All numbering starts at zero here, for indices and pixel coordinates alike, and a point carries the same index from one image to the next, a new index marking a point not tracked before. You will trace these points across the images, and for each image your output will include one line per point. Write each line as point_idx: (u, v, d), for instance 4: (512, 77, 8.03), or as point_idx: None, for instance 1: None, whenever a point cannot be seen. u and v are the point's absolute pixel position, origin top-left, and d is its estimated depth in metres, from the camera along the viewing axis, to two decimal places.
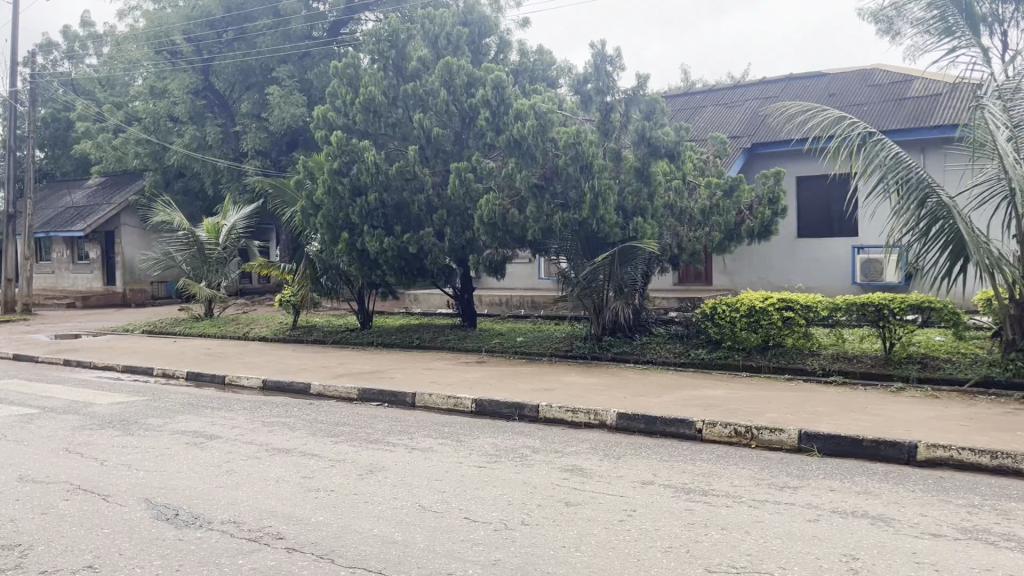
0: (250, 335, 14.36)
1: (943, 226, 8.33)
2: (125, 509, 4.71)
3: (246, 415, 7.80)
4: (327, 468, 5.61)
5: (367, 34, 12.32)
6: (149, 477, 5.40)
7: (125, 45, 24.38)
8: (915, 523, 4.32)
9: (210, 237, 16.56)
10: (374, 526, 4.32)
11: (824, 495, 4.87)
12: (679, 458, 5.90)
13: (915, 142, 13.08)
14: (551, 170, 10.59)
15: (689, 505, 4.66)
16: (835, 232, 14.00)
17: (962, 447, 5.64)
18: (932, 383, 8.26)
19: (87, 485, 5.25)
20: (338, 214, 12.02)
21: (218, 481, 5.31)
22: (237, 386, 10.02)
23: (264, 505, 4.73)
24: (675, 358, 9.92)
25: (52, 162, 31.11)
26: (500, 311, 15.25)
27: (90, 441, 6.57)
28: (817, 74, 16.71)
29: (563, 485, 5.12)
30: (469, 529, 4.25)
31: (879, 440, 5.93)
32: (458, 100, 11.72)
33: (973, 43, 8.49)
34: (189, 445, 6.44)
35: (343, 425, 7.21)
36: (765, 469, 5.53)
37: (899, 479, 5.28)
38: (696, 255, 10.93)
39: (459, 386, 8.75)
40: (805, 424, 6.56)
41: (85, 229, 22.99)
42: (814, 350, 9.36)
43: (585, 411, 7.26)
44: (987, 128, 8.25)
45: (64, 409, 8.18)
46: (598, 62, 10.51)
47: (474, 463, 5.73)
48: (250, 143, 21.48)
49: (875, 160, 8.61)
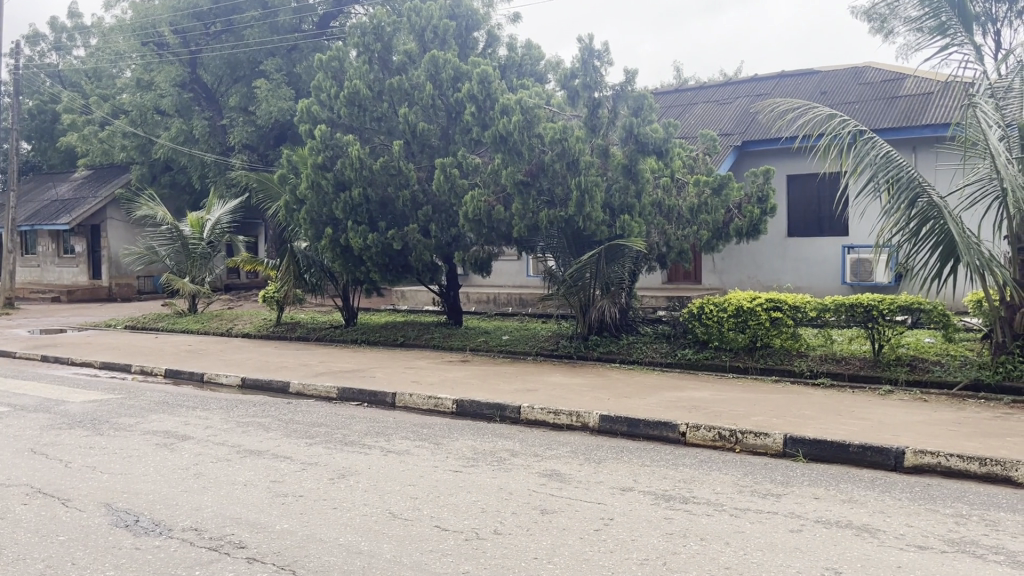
0: (233, 332, 14.18)
1: (932, 227, 8.18)
2: (84, 515, 4.53)
3: (221, 415, 7.62)
4: (298, 472, 5.43)
5: (353, 27, 12.13)
6: (113, 481, 5.22)
7: (112, 37, 24.09)
8: (901, 535, 4.18)
9: (194, 232, 16.29)
10: (340, 535, 4.16)
11: (808, 504, 4.73)
12: (660, 462, 5.76)
13: (906, 140, 13.00)
14: (537, 166, 10.38)
15: (668, 514, 4.50)
16: (826, 231, 13.85)
17: (950, 454, 5.49)
18: (920, 385, 8.15)
19: (48, 488, 5.07)
20: (322, 209, 11.83)
21: (184, 485, 5.13)
22: (215, 384, 9.83)
23: (229, 511, 4.56)
24: (661, 358, 9.79)
25: (39, 155, 30.79)
26: (488, 309, 15.12)
27: (57, 441, 6.39)
28: (809, 71, 16.56)
29: (540, 491, 4.97)
30: (440, 538, 4.09)
31: (866, 445, 5.79)
32: (444, 94, 11.56)
33: (966, 41, 8.38)
34: (159, 446, 6.27)
35: (319, 426, 7.04)
36: (748, 475, 5.38)
37: (885, 487, 5.14)
38: (684, 255, 10.71)
39: (441, 386, 8.58)
40: (791, 428, 6.41)
41: (70, 222, 22.66)
42: (802, 352, 9.23)
43: (567, 412, 7.11)
44: (979, 127, 8.15)
45: (35, 407, 7.97)
46: (586, 56, 10.31)
47: (451, 467, 5.57)
48: (237, 137, 21.25)
49: (865, 158, 8.49)
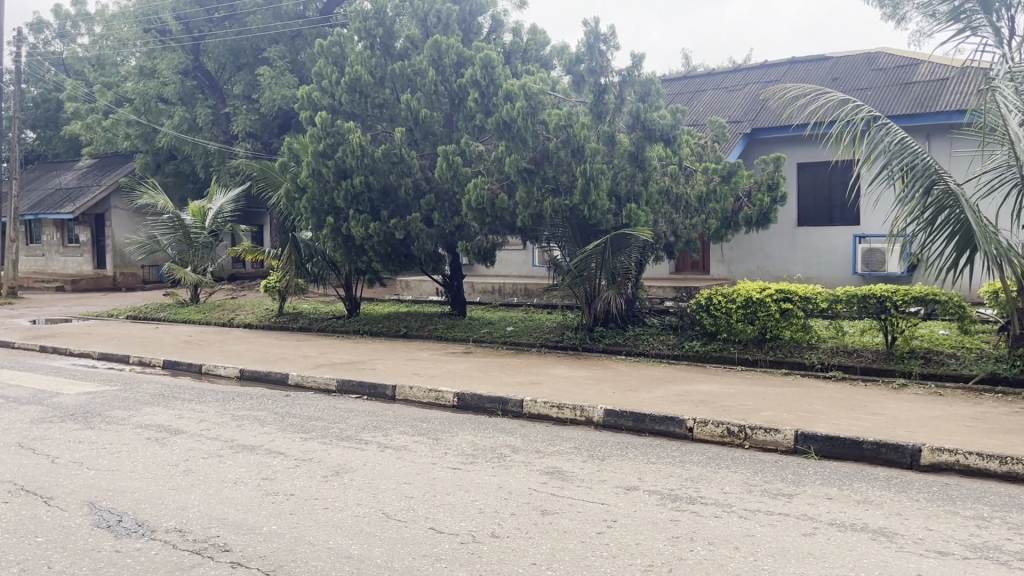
0: (235, 322, 14.02)
1: (948, 216, 7.95)
2: (65, 515, 4.35)
3: (217, 408, 7.44)
4: (290, 469, 5.25)
5: (354, 11, 11.84)
6: (100, 478, 5.03)
7: (114, 24, 23.71)
8: (920, 539, 3.96)
9: (195, 220, 16.04)
10: (330, 537, 3.97)
11: (821, 505, 4.51)
12: (667, 459, 5.56)
13: (919, 127, 12.69)
14: (542, 153, 10.20)
15: (674, 515, 4.31)
16: (837, 221, 13.60)
17: (969, 452, 5.26)
18: (935, 379, 7.91)
19: (31, 485, 4.89)
20: (323, 197, 11.59)
21: (172, 483, 4.95)
22: (213, 375, 9.66)
23: (216, 512, 4.37)
24: (669, 350, 9.57)
25: (44, 144, 30.72)
26: (492, 299, 14.91)
27: (46, 435, 6.21)
28: (820, 57, 16.26)
29: (541, 491, 4.76)
30: (434, 542, 3.90)
31: (880, 442, 5.56)
32: (447, 80, 11.31)
33: (984, 24, 8.07)
34: (150, 441, 6.08)
35: (316, 420, 6.85)
36: (758, 473, 5.18)
37: (902, 486, 4.92)
38: (692, 244, 10.53)
39: (442, 378, 8.38)
40: (802, 423, 6.20)
41: (73, 211, 22.46)
42: (812, 344, 9.01)
43: (570, 406, 6.89)
44: (998, 112, 7.88)
45: (27, 399, 7.79)
46: (592, 40, 10.02)
47: (449, 464, 5.37)
48: (241, 126, 21.08)
49: (879, 146, 8.20)
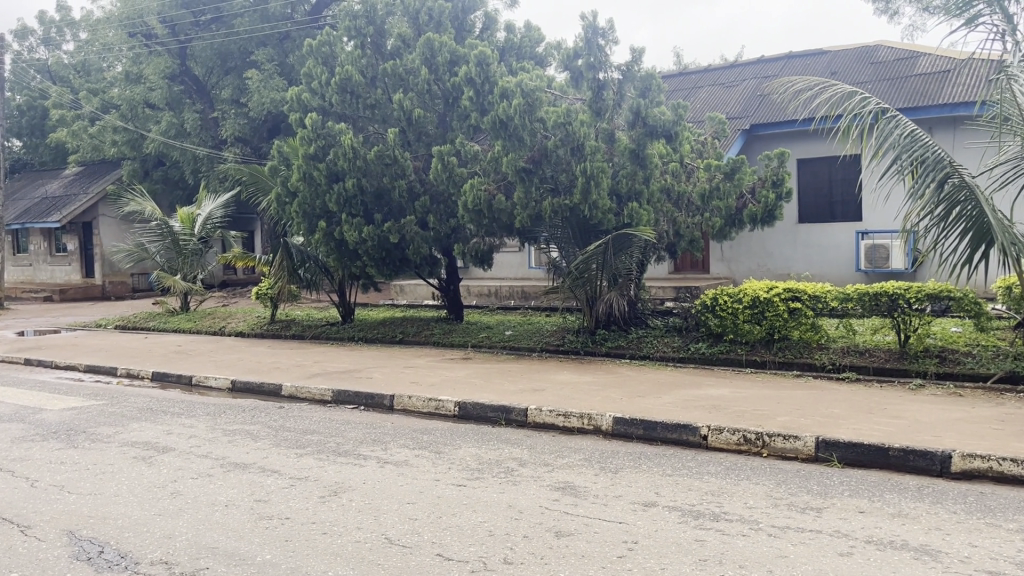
0: (226, 330, 13.68)
1: (962, 211, 7.60)
2: (42, 546, 4.02)
3: (208, 422, 7.12)
4: (285, 489, 4.93)
5: (342, 11, 11.50)
6: (81, 504, 4.70)
7: (99, 28, 23.26)
8: (966, 558, 3.67)
9: (184, 227, 15.66)
10: (330, 568, 3.65)
11: (854, 519, 4.23)
12: (683, 471, 5.27)
13: (923, 121, 12.43)
14: (540, 152, 9.89)
15: (699, 534, 4.01)
16: (838, 217, 13.37)
17: (1002, 458, 5.00)
18: (951, 379, 7.63)
19: (8, 514, 4.55)
20: (315, 201, 11.22)
21: (159, 507, 4.63)
22: (204, 387, 9.32)
23: (206, 540, 4.06)
24: (674, 353, 9.28)
25: (29, 152, 30.33)
26: (489, 302, 14.62)
27: (27, 456, 5.87)
28: (817, 52, 16.00)
29: (553, 509, 4.46)
30: (443, 571, 3.59)
31: (907, 448, 5.29)
32: (441, 78, 11.01)
33: (995, 11, 7.80)
34: (136, 460, 5.75)
35: (311, 434, 6.53)
36: (782, 485, 4.89)
37: (936, 497, 4.64)
38: (696, 243, 10.27)
39: (442, 386, 8.08)
40: (821, 428, 5.92)
41: (60, 221, 22.02)
42: (823, 344, 8.73)
43: (577, 415, 6.60)
44: (1012, 101, 7.56)
45: (9, 417, 7.44)
46: (590, 34, 9.65)
47: (454, 481, 5.06)
48: (229, 130, 20.71)
49: (889, 139, 7.92)
